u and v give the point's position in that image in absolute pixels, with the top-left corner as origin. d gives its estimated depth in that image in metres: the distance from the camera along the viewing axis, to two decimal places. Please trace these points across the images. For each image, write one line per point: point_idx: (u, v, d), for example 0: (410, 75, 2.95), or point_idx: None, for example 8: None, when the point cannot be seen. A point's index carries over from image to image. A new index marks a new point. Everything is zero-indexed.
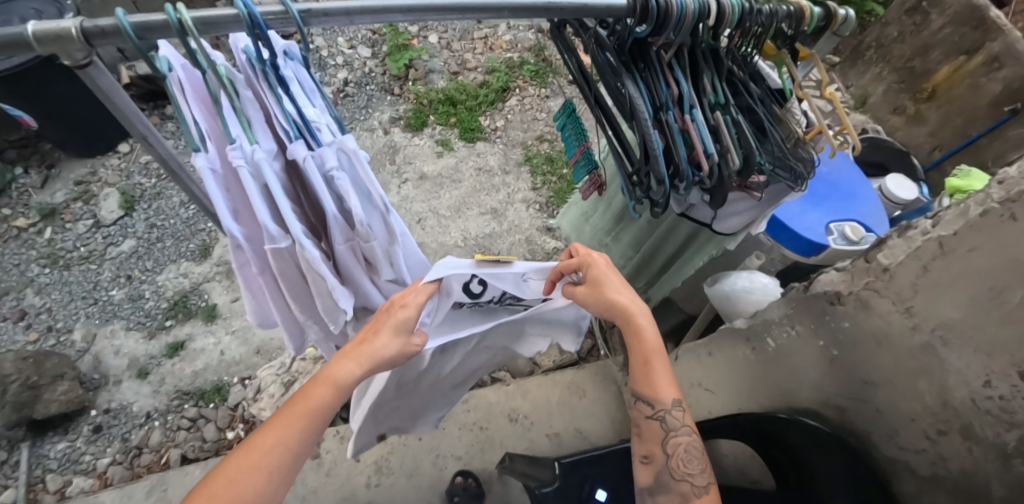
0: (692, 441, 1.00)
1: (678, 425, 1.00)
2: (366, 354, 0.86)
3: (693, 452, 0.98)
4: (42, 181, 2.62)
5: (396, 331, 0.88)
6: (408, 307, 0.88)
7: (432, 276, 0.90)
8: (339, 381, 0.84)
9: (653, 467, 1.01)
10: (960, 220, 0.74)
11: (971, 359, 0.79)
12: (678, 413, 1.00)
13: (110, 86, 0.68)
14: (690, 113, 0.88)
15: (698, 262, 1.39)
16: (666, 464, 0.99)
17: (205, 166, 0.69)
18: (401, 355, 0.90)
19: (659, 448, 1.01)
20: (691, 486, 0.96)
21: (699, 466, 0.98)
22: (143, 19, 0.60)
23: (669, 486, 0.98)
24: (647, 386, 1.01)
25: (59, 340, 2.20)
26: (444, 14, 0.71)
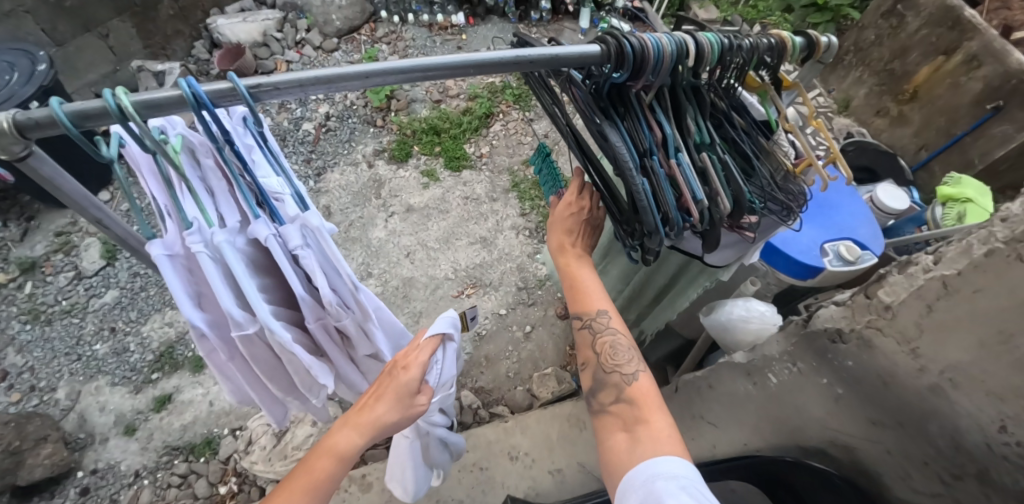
0: (619, 340, 0.99)
1: (605, 327, 0.99)
2: (366, 421, 0.83)
3: (621, 348, 0.98)
4: (21, 234, 2.56)
5: (399, 394, 0.84)
6: (410, 368, 0.85)
7: (434, 332, 0.90)
8: (340, 452, 0.83)
9: (590, 371, 1.01)
10: (963, 258, 0.72)
11: (984, 403, 0.76)
12: (606, 318, 1.00)
13: (54, 175, 0.64)
14: (675, 157, 0.84)
15: (691, 294, 1.36)
16: (597, 362, 0.99)
17: (162, 253, 0.66)
18: (406, 419, 0.86)
19: (592, 352, 1.01)
20: (622, 376, 0.96)
21: (628, 356, 0.98)
22: (82, 106, 0.57)
23: (604, 382, 0.97)
24: (578, 301, 1.02)
25: (41, 400, 2.12)
26: (406, 76, 0.67)
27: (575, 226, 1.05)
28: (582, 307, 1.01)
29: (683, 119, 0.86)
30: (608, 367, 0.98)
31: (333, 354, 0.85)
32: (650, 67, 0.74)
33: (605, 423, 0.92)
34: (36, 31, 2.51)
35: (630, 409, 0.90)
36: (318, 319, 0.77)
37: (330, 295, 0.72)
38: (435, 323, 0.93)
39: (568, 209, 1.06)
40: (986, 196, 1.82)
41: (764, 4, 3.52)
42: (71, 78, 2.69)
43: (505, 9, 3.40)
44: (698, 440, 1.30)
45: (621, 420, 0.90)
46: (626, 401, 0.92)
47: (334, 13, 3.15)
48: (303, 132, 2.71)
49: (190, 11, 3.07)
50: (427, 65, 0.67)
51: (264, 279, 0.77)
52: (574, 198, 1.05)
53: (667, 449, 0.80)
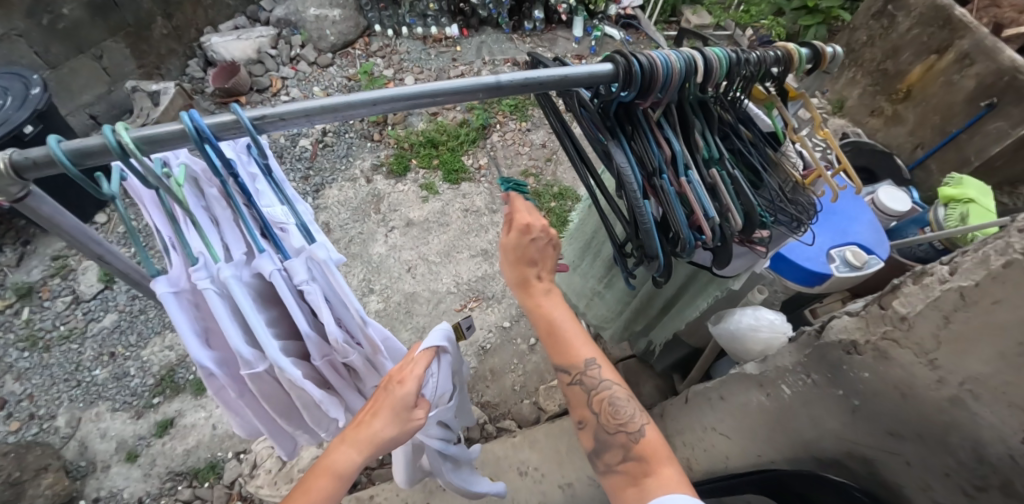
0: (616, 392, 0.91)
1: (599, 380, 0.90)
2: (364, 438, 0.77)
3: (619, 403, 0.90)
4: (17, 259, 2.53)
5: (396, 408, 0.79)
6: (406, 381, 0.80)
7: (428, 345, 0.88)
8: (337, 471, 0.75)
9: (590, 430, 0.93)
10: (981, 269, 0.71)
11: (1006, 415, 0.75)
12: (597, 369, 0.91)
13: (54, 212, 0.62)
14: (684, 175, 0.83)
15: (700, 304, 1.35)
16: (598, 421, 0.91)
17: (168, 291, 0.65)
18: (405, 435, 0.81)
19: (589, 410, 0.92)
20: (628, 435, 0.87)
21: (630, 412, 0.89)
22: (81, 144, 0.56)
23: (608, 442, 0.88)
24: (561, 350, 0.92)
25: (41, 428, 2.08)
26: (413, 104, 0.66)
27: (536, 254, 0.89)
28: (568, 359, 0.91)
29: (690, 135, 0.86)
30: (612, 427, 0.89)
31: (341, 387, 0.83)
32: (657, 85, 0.73)
33: (614, 483, 0.85)
34: (29, 54, 2.48)
35: (640, 465, 0.84)
36: (324, 356, 0.76)
37: (338, 329, 0.71)
38: (428, 336, 0.92)
39: (524, 234, 0.86)
40: (987, 196, 1.83)
41: (756, 8, 3.54)
42: (65, 100, 2.67)
43: (498, 19, 3.41)
44: (713, 450, 1.30)
45: (631, 479, 0.83)
46: (634, 458, 0.85)
47: (328, 29, 3.16)
48: (300, 149, 2.70)
49: (184, 31, 3.08)
50: (432, 91, 0.66)
51: (272, 312, 0.76)
52: (530, 219, 0.85)
53: (676, 489, 0.77)
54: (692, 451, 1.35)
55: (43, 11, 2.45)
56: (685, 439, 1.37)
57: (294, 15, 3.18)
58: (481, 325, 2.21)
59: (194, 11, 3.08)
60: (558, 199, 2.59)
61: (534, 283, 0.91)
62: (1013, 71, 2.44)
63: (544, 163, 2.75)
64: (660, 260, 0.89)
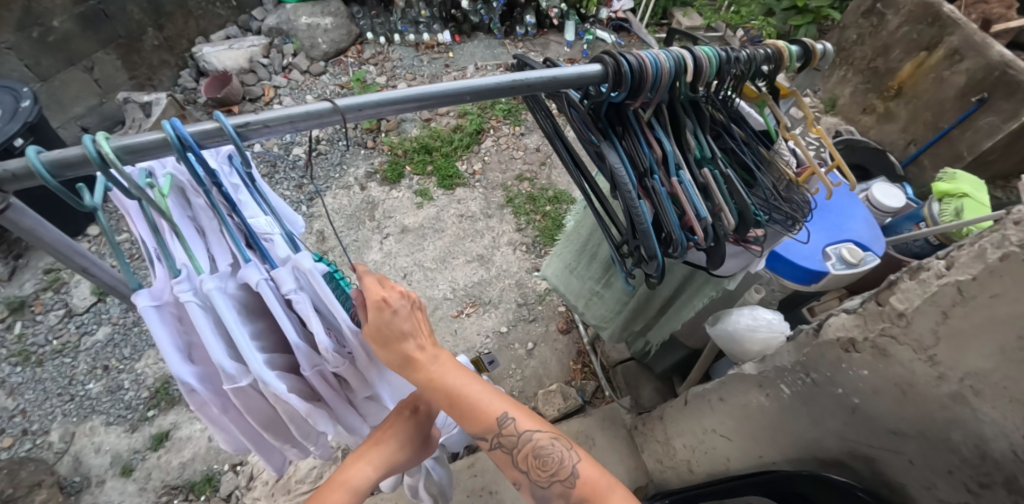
0: (541, 440, 0.79)
1: (519, 433, 0.77)
2: (381, 458, 0.83)
3: (547, 455, 0.78)
4: (8, 273, 2.51)
5: (410, 434, 0.85)
6: (421, 408, 0.85)
7: None
8: (354, 487, 0.81)
9: (527, 488, 0.83)
10: (977, 263, 0.71)
11: (1008, 410, 0.73)
12: (514, 422, 0.77)
13: (35, 223, 0.61)
14: (675, 176, 0.83)
15: (698, 304, 1.34)
16: (529, 479, 0.80)
17: (149, 304, 0.63)
18: (412, 454, 0.88)
19: (518, 469, 0.81)
20: (563, 483, 0.78)
21: (561, 457, 0.78)
22: (59, 155, 0.55)
23: (547, 496, 0.80)
24: (468, 420, 0.75)
25: (34, 444, 2.05)
26: (399, 108, 0.65)
27: (405, 326, 0.69)
28: (479, 425, 0.75)
29: (681, 135, 0.85)
30: (544, 481, 0.79)
31: (331, 400, 0.81)
32: (646, 85, 0.73)
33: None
34: (19, 67, 2.46)
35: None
36: (314, 366, 0.74)
37: (326, 340, 0.70)
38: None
39: (383, 309, 0.67)
40: (981, 191, 1.83)
41: (746, 9, 3.56)
42: (57, 113, 2.66)
43: (490, 25, 3.41)
44: (715, 452, 1.30)
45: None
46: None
47: (320, 37, 3.16)
48: (293, 157, 2.69)
49: (175, 41, 3.07)
50: (416, 94, 0.65)
51: (259, 323, 0.75)
52: (388, 295, 0.67)
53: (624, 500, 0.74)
54: (693, 451, 1.38)
55: (33, 23, 2.44)
56: (685, 440, 1.40)
57: (285, 24, 3.17)
58: (479, 330, 2.20)
59: (186, 22, 3.07)
60: (553, 203, 2.59)
61: (416, 357, 0.71)
62: (1003, 66, 2.45)
63: (538, 167, 2.74)
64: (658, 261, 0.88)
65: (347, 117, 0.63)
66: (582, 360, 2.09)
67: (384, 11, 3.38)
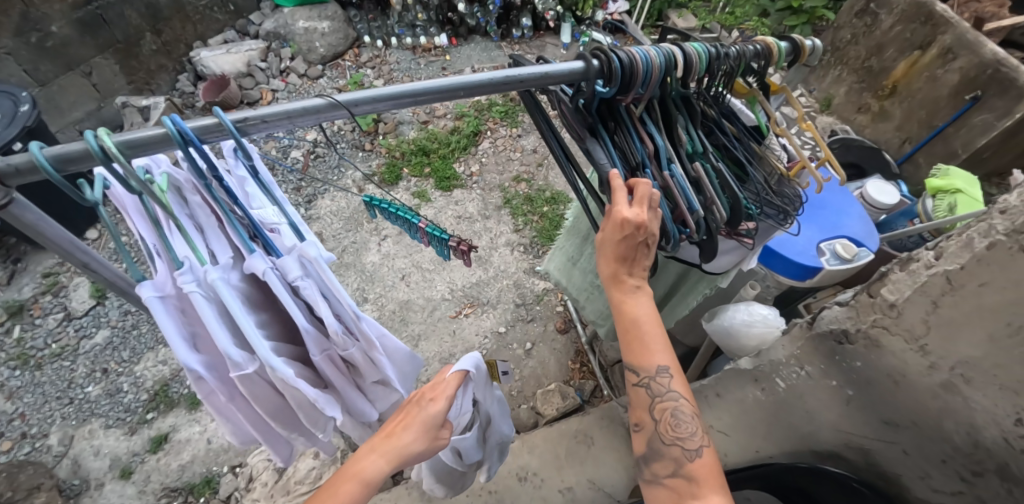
0: (681, 405, 0.87)
1: (666, 389, 0.87)
2: (394, 450, 0.82)
3: (682, 417, 0.86)
4: (8, 277, 2.51)
5: (425, 426, 0.84)
6: (438, 400, 0.85)
7: (460, 368, 0.91)
8: (366, 478, 0.80)
9: (645, 434, 0.90)
10: (965, 252, 0.72)
11: (998, 397, 0.76)
12: (667, 377, 0.87)
13: (38, 219, 0.62)
14: (669, 168, 0.84)
15: (691, 301, 1.35)
16: (656, 430, 0.88)
17: (153, 295, 0.64)
18: (429, 451, 0.85)
19: (648, 415, 0.89)
20: (683, 450, 0.85)
21: (690, 428, 0.86)
22: (64, 150, 0.56)
23: (661, 452, 0.87)
24: (633, 353, 0.87)
25: (34, 447, 2.05)
26: (391, 104, 0.66)
27: (627, 251, 0.83)
28: (641, 360, 0.87)
29: (674, 129, 0.86)
30: (669, 438, 0.86)
31: (341, 385, 0.83)
32: (637, 81, 0.74)
33: (657, 494, 0.86)
34: (18, 72, 2.47)
35: (689, 485, 0.83)
36: (323, 351, 0.75)
37: (334, 325, 0.71)
38: (459, 362, 0.94)
39: (619, 229, 0.79)
40: (975, 186, 1.84)
41: (741, 9, 3.58)
42: (55, 117, 2.67)
43: (486, 28, 3.42)
44: None
45: (676, 495, 0.84)
46: (683, 475, 0.84)
47: (317, 40, 3.17)
48: (291, 160, 2.70)
49: (173, 46, 3.08)
50: (409, 90, 0.66)
51: (262, 314, 0.76)
52: (630, 212, 0.76)
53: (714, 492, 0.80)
54: None
55: (31, 29, 2.45)
56: None
57: (283, 28, 3.19)
58: (478, 331, 2.20)
59: (184, 27, 3.09)
60: (550, 204, 2.60)
61: (624, 281, 0.86)
62: (996, 64, 2.47)
63: (535, 168, 2.75)
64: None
65: (354, 111, 0.65)
66: (580, 359, 2.10)
67: (381, 14, 3.39)
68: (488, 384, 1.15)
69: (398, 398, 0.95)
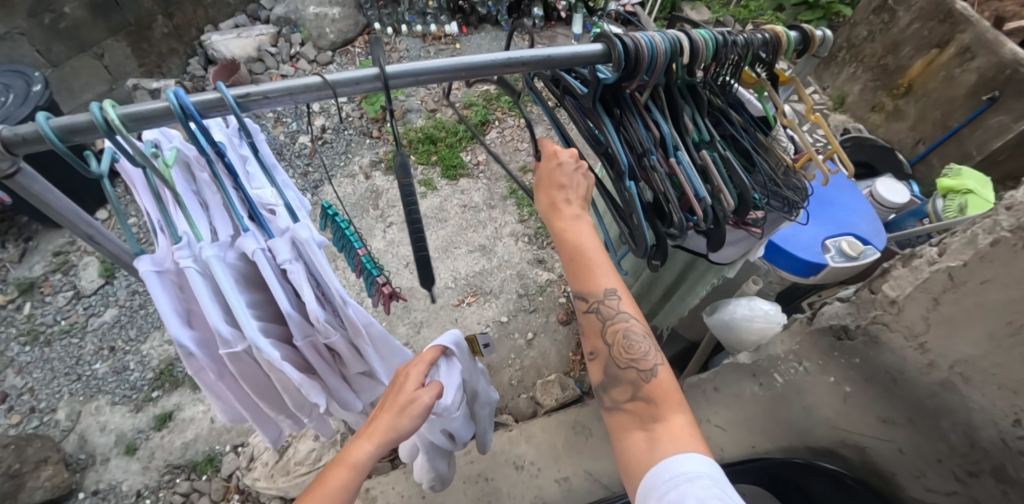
0: (633, 326, 0.86)
1: (616, 312, 0.85)
2: (377, 429, 0.81)
3: (636, 337, 0.85)
4: (19, 255, 2.56)
5: (403, 396, 0.84)
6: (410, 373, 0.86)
7: (437, 343, 0.97)
8: (355, 463, 0.79)
9: (601, 362, 0.89)
10: (968, 249, 0.71)
11: (996, 398, 0.75)
12: (617, 300, 0.85)
13: (44, 190, 0.63)
14: (672, 157, 0.84)
15: (700, 291, 1.45)
16: (610, 354, 0.87)
17: (151, 269, 0.64)
18: (414, 422, 0.83)
19: (602, 341, 0.88)
20: (639, 372, 0.83)
21: (646, 348, 0.85)
22: (68, 120, 0.56)
23: (618, 377, 0.85)
24: (580, 277, 0.86)
25: (42, 421, 2.10)
26: (360, 86, 0.65)
27: (566, 178, 0.86)
28: (588, 286, 0.85)
29: (679, 117, 0.86)
30: (624, 361, 0.85)
31: (326, 373, 0.81)
32: (642, 66, 0.74)
33: (618, 421, 0.83)
34: (31, 52, 2.52)
35: (649, 407, 0.80)
36: (306, 336, 0.74)
37: (319, 311, 0.69)
38: (438, 339, 1.01)
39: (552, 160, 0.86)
40: (986, 187, 1.81)
41: (756, 3, 3.53)
42: (66, 98, 2.69)
43: (497, 17, 3.40)
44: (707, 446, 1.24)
45: (639, 420, 0.80)
46: (643, 399, 0.81)
47: (327, 27, 3.17)
48: (299, 145, 2.71)
49: (184, 29, 3.09)
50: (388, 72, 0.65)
51: (255, 294, 0.75)
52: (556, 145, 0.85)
53: (684, 447, 0.73)
54: None
55: (44, 10, 2.48)
56: None
57: (294, 13, 3.19)
58: (479, 320, 2.21)
59: (195, 11, 3.09)
60: None
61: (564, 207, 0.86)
62: (1015, 64, 2.41)
63: None
64: (648, 241, 0.91)
65: (338, 92, 0.64)
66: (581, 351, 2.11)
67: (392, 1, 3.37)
68: (474, 364, 1.19)
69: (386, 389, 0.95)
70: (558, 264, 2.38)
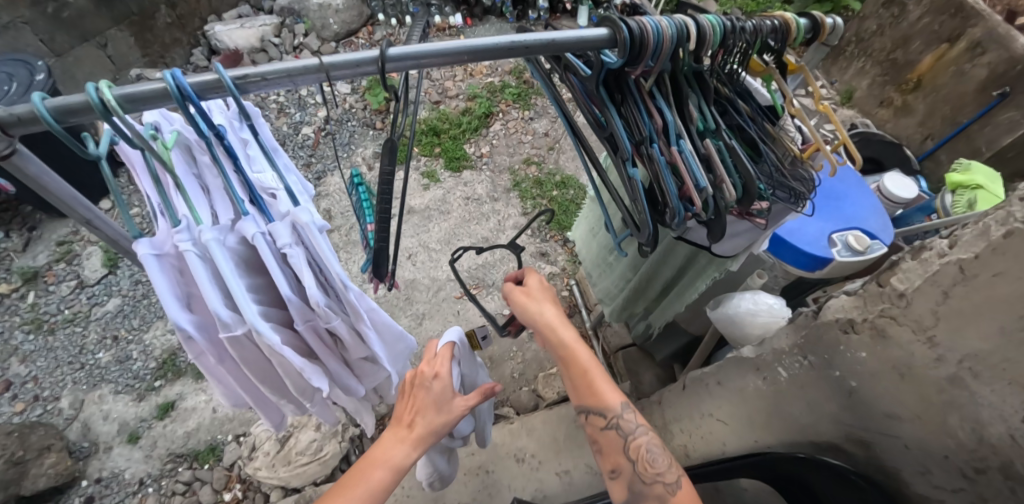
0: (651, 439, 0.90)
1: (633, 425, 0.91)
2: (417, 434, 0.84)
3: (656, 451, 0.88)
4: (23, 244, 2.57)
5: (438, 405, 0.87)
6: (441, 376, 0.89)
7: (446, 341, 0.97)
8: (395, 464, 0.81)
9: (624, 480, 0.90)
10: (980, 241, 0.70)
11: (1007, 393, 0.73)
12: (630, 414, 0.92)
13: (40, 172, 0.63)
14: (677, 144, 0.83)
15: (699, 285, 1.43)
16: (634, 470, 0.89)
17: (150, 253, 0.64)
18: (450, 425, 0.87)
19: (624, 456, 0.91)
20: (665, 486, 0.85)
21: (666, 462, 0.87)
22: (64, 101, 0.55)
23: (644, 494, 0.86)
24: (589, 394, 0.93)
25: (45, 410, 2.11)
26: (357, 69, 0.64)
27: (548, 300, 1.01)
28: (600, 402, 0.92)
29: (685, 105, 0.85)
30: (648, 476, 0.87)
31: (327, 359, 0.81)
32: (647, 52, 0.72)
33: None
34: (34, 42, 2.51)
35: None
36: (306, 321, 0.73)
37: (319, 296, 0.68)
38: (444, 335, 1.00)
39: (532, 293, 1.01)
40: (996, 183, 1.78)
41: None
42: (70, 88, 2.69)
43: (502, 9, 3.38)
44: (710, 438, 1.26)
45: None
46: None
47: (331, 18, 3.13)
48: (302, 136, 2.70)
49: (188, 20, 3.08)
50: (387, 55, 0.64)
51: (256, 279, 0.75)
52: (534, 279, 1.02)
53: None
54: (690, 437, 1.32)
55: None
56: (683, 427, 1.33)
57: (297, 3, 3.17)
58: (482, 312, 2.21)
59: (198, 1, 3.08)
60: (560, 188, 2.57)
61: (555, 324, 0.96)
62: None
63: (546, 151, 2.72)
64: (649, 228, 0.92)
65: (331, 75, 0.63)
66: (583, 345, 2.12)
67: None
68: (472, 358, 1.17)
69: (387, 375, 0.94)
70: (561, 257, 2.37)
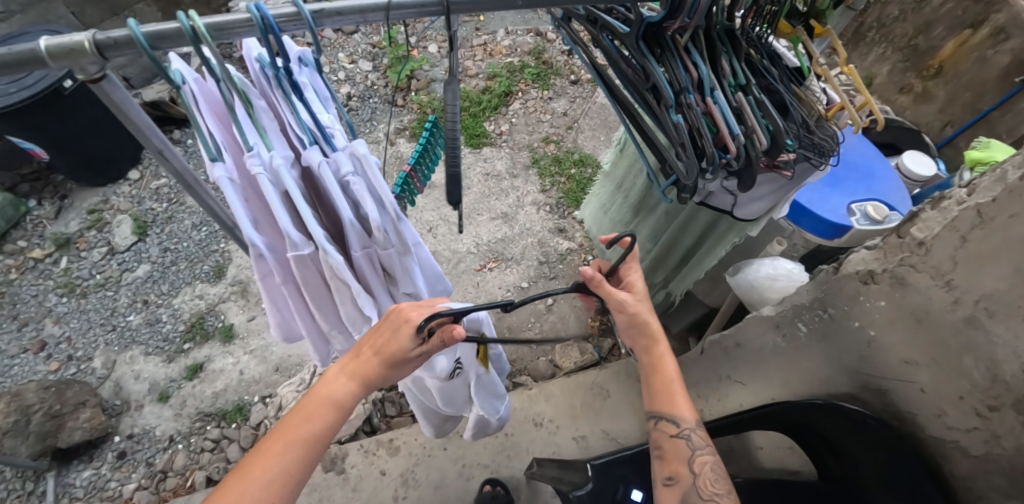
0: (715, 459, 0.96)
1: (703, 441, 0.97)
2: (363, 374, 0.81)
3: (719, 470, 0.94)
4: (55, 212, 2.64)
5: (393, 354, 0.80)
6: (408, 322, 0.78)
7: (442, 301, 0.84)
8: (336, 401, 0.80)
9: (678, 490, 0.95)
10: (998, 185, 0.74)
11: (1020, 331, 0.76)
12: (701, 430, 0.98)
13: (124, 99, 0.68)
14: (711, 96, 0.88)
15: (719, 252, 1.52)
16: (693, 482, 0.94)
17: (224, 176, 0.69)
18: (403, 370, 0.84)
19: (686, 467, 0.96)
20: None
21: (725, 486, 0.93)
22: (156, 28, 0.60)
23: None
24: (669, 402, 0.99)
25: (79, 369, 2.19)
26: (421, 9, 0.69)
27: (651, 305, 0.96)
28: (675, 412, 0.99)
29: (719, 60, 0.88)
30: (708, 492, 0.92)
31: (375, 289, 0.86)
32: (687, 6, 0.76)
33: None
34: (65, 14, 2.62)
35: None
36: (364, 247, 0.80)
37: (377, 221, 0.74)
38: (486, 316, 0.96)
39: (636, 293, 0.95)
40: None
41: None
42: None
43: None
44: (728, 399, 1.36)
45: None
46: None
47: None
48: None
49: None
50: None
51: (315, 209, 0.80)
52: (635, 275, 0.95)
53: None
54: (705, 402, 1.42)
55: None
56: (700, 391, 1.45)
57: None
58: (501, 284, 2.27)
59: None
60: (578, 166, 2.60)
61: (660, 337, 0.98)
62: None
63: (565, 130, 2.75)
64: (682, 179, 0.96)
65: (394, 14, 0.67)
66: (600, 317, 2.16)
67: None
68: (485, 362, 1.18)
69: None
70: (579, 234, 2.41)
